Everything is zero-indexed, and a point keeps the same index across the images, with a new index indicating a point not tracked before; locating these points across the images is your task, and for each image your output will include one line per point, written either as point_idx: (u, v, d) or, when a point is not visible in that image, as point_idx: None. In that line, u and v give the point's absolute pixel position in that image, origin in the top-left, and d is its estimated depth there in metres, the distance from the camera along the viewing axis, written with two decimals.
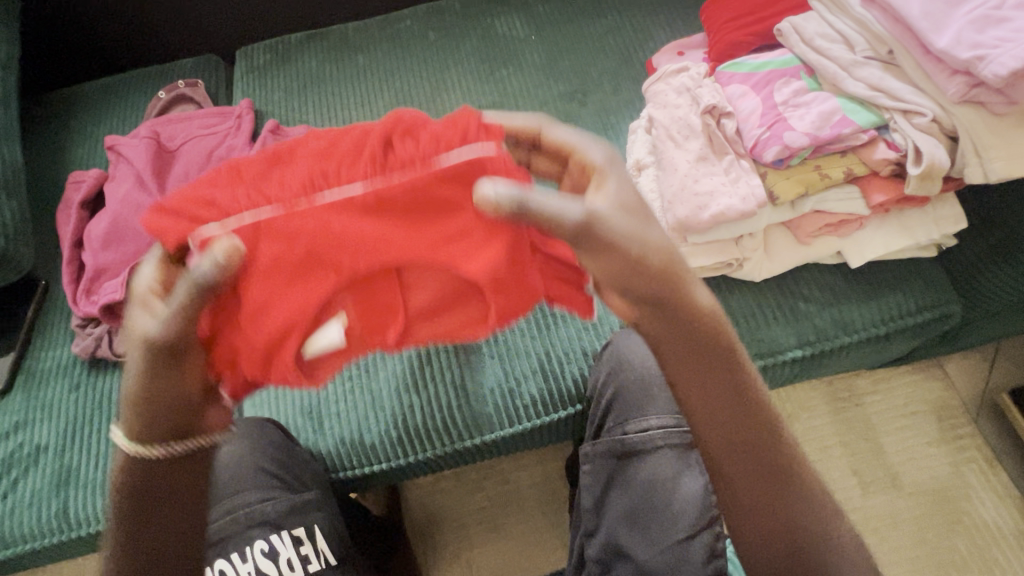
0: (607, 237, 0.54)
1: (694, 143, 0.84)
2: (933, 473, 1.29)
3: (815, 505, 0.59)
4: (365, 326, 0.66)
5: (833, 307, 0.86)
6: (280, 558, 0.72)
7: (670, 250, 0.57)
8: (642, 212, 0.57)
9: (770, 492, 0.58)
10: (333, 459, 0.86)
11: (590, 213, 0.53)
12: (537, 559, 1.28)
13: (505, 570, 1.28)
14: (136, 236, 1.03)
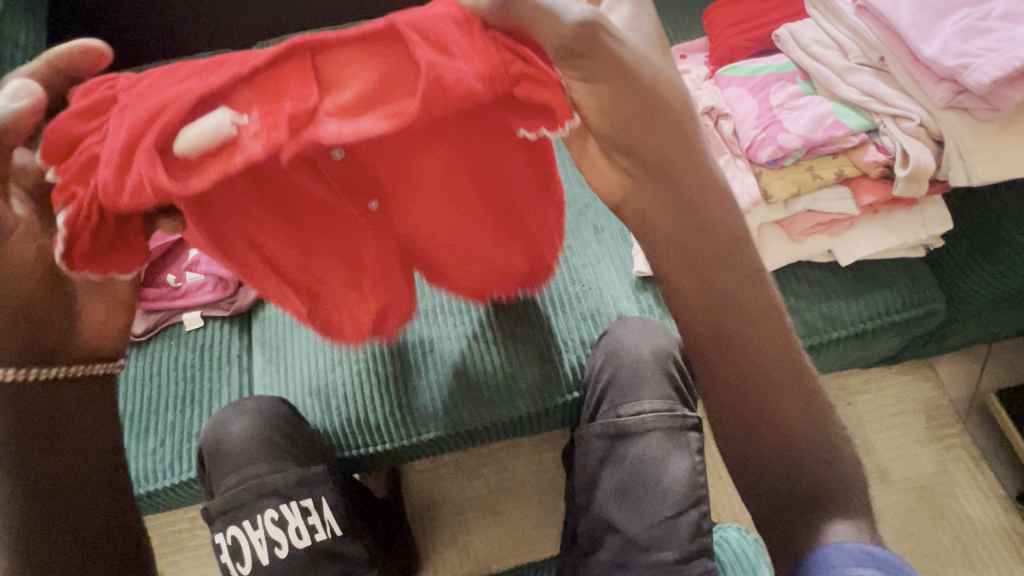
0: (621, 65, 0.50)
1: None
2: (920, 470, 1.33)
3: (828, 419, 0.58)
4: (262, 114, 0.48)
5: (822, 302, 0.89)
6: (290, 525, 0.77)
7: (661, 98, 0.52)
8: (660, 70, 0.53)
9: (787, 419, 0.57)
10: (337, 438, 0.90)
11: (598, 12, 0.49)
12: (531, 544, 1.32)
13: (501, 554, 1.32)
14: None
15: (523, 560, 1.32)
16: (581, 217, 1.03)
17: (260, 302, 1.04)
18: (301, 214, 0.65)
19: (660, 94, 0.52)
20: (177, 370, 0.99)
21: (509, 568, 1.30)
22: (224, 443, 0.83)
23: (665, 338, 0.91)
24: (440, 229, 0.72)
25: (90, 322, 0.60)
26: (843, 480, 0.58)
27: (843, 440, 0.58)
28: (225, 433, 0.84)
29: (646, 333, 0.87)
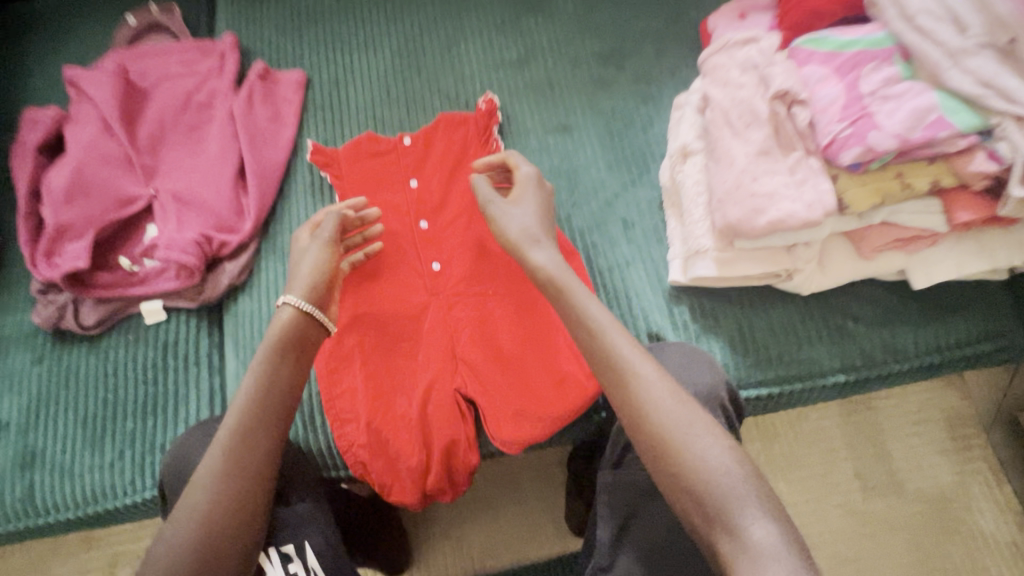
0: (523, 192, 0.76)
1: (756, 133, 0.72)
2: (936, 482, 1.27)
3: (715, 458, 0.56)
4: (406, 157, 0.89)
5: (885, 329, 0.77)
6: None
7: (533, 235, 0.72)
8: (533, 215, 0.74)
9: (675, 446, 0.58)
10: (322, 459, 0.80)
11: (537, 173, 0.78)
12: (527, 543, 1.26)
13: (494, 551, 1.25)
14: (103, 192, 0.91)
15: (518, 559, 1.25)
16: (608, 210, 0.89)
17: (232, 293, 0.90)
18: (399, 354, 0.80)
19: (529, 228, 0.72)
20: (137, 371, 0.86)
21: (503, 566, 1.24)
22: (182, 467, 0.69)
23: (710, 374, 0.66)
24: (505, 334, 0.78)
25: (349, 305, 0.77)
26: (739, 479, 0.55)
27: (708, 445, 0.57)
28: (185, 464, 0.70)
29: (693, 367, 0.67)
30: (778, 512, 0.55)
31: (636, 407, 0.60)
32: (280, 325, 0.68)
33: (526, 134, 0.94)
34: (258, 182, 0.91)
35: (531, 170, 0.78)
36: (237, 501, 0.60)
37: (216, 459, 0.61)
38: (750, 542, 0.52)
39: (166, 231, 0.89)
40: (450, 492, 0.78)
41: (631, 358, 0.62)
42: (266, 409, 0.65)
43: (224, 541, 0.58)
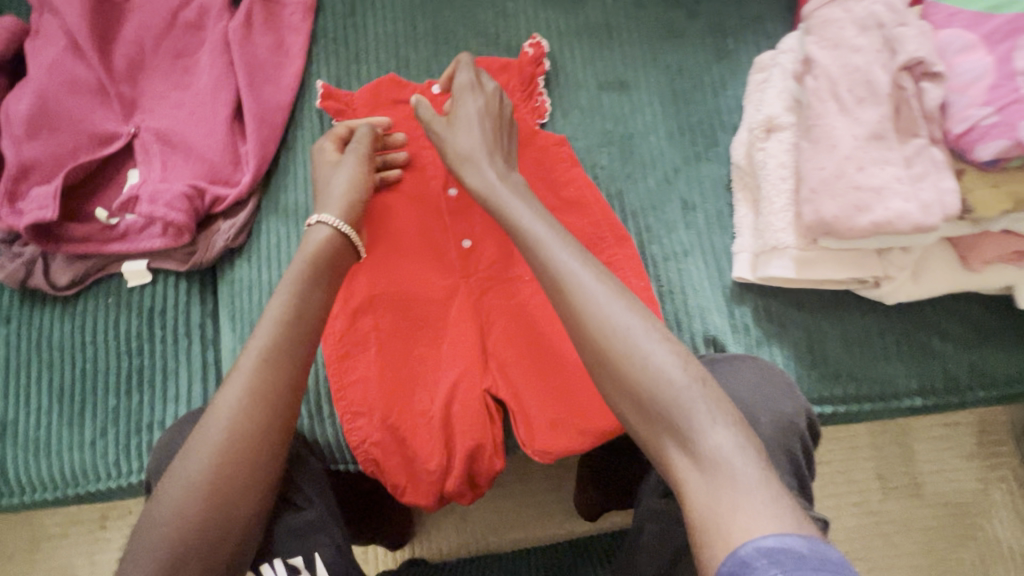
0: (461, 101, 0.69)
1: (869, 111, 0.60)
2: (957, 486, 1.21)
3: (662, 362, 0.50)
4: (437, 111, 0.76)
5: (972, 351, 0.69)
6: None
7: (465, 153, 0.66)
8: (468, 127, 0.67)
9: (616, 353, 0.51)
10: (330, 451, 0.72)
11: (473, 77, 0.71)
12: (535, 522, 1.17)
13: (499, 528, 1.16)
14: (73, 127, 0.77)
15: (525, 538, 1.16)
16: (666, 187, 0.77)
17: (227, 257, 0.79)
18: (419, 340, 0.70)
19: (466, 144, 0.67)
20: (119, 340, 0.76)
21: (509, 545, 1.15)
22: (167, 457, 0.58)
23: (791, 403, 0.58)
24: (545, 329, 0.68)
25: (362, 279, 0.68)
26: (687, 384, 0.49)
27: (645, 348, 0.51)
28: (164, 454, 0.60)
29: (770, 394, 0.57)
30: (736, 418, 0.48)
31: (572, 315, 0.54)
32: (318, 245, 0.61)
33: (575, 89, 0.80)
34: (258, 126, 0.77)
35: (468, 75, 0.71)
36: (245, 471, 0.52)
37: (210, 438, 0.52)
38: (702, 453, 0.46)
39: (150, 179, 0.76)
40: (470, 495, 0.71)
41: (570, 265, 0.55)
42: (271, 386, 0.54)
43: (236, 507, 0.51)
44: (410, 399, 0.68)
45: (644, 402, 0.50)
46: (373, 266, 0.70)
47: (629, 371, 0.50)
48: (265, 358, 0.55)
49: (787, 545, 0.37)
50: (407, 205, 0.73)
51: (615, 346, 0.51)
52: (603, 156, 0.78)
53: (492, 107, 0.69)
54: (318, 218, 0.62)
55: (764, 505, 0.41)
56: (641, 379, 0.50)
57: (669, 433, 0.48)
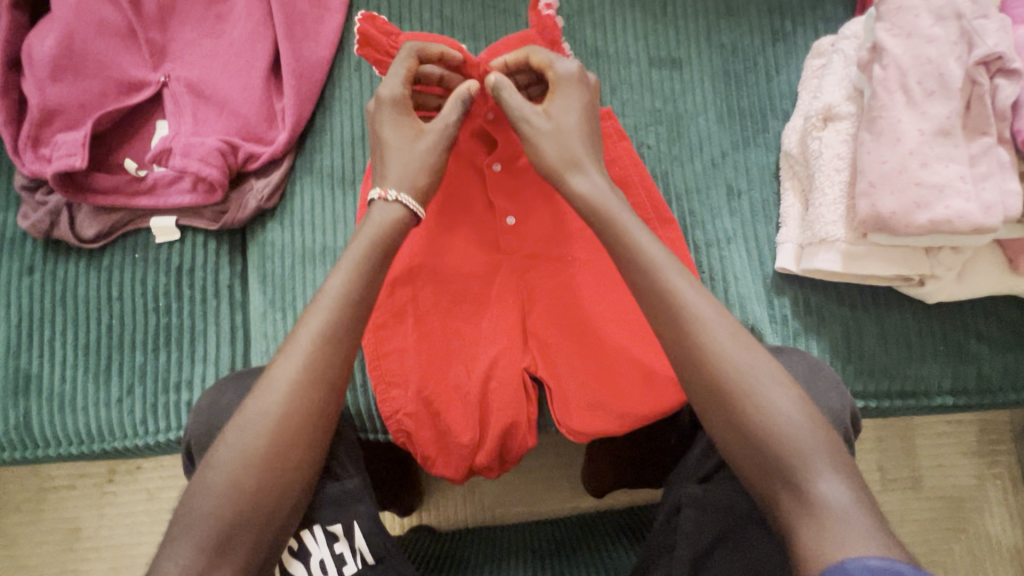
0: (562, 99, 0.59)
1: (937, 106, 0.59)
2: (955, 482, 1.21)
3: (779, 405, 0.48)
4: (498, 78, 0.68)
5: (1007, 354, 0.69)
6: (312, 560, 0.56)
7: (572, 158, 0.58)
8: (574, 131, 0.59)
9: (732, 386, 0.49)
10: (361, 420, 0.72)
11: (581, 70, 0.60)
12: (544, 494, 1.11)
13: (507, 499, 1.11)
14: (100, 72, 0.73)
15: (533, 510, 1.11)
16: (713, 171, 0.75)
17: (258, 217, 0.76)
18: (458, 315, 0.69)
19: (571, 149, 0.58)
20: (146, 297, 0.74)
21: (517, 516, 1.10)
22: (206, 419, 0.57)
23: (839, 401, 0.59)
24: (589, 311, 0.67)
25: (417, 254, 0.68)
26: (806, 430, 0.47)
27: (761, 389, 0.49)
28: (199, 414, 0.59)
29: (818, 391, 0.59)
30: (850, 469, 0.46)
31: (685, 347, 0.51)
32: (386, 224, 0.58)
33: (625, 64, 0.77)
34: (295, 82, 0.74)
35: (572, 66, 0.60)
36: (297, 447, 0.51)
37: (265, 410, 0.51)
38: (814, 498, 0.44)
39: (181, 132, 0.73)
40: (498, 469, 0.71)
41: (685, 292, 0.52)
42: (327, 361, 0.53)
43: (283, 482, 0.50)
44: (449, 376, 0.68)
45: (757, 444, 0.48)
46: (416, 238, 0.69)
47: (744, 410, 0.48)
48: (323, 334, 0.53)
49: (886, 564, 0.37)
50: (450, 175, 0.71)
51: (731, 386, 0.49)
52: (650, 135, 0.76)
53: (594, 113, 0.61)
54: (395, 197, 0.58)
55: (875, 542, 0.41)
56: (756, 420, 0.48)
57: (782, 477, 0.46)
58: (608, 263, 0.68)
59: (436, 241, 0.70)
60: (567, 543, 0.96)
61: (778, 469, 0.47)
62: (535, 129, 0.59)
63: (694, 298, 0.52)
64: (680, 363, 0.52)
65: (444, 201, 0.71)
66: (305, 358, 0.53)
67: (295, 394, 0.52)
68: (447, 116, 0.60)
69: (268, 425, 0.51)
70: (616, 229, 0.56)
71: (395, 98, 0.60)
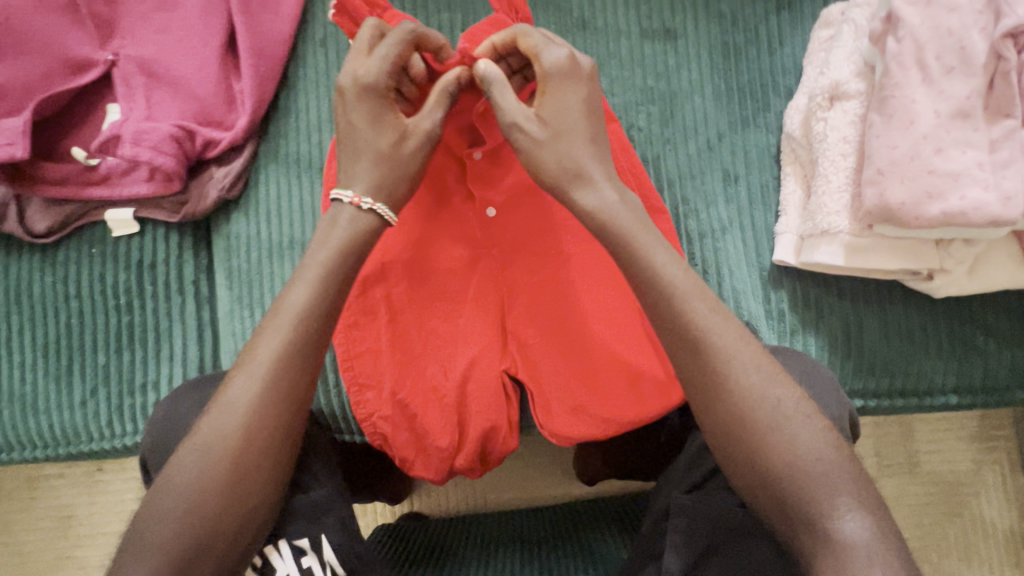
0: (557, 97, 0.52)
1: (957, 84, 0.54)
2: (952, 467, 1.12)
3: (802, 441, 0.47)
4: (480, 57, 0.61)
5: (1017, 350, 0.65)
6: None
7: (576, 168, 0.51)
8: (576, 136, 0.52)
9: (760, 425, 0.47)
10: (335, 422, 0.69)
11: (572, 57, 0.52)
12: (538, 479, 1.05)
13: (499, 485, 1.05)
14: (42, 50, 0.67)
15: (527, 494, 1.06)
16: (708, 155, 0.70)
17: (222, 208, 0.72)
18: (435, 314, 0.65)
19: (574, 158, 0.51)
20: (106, 295, 0.70)
21: (510, 502, 1.05)
22: (164, 429, 0.54)
23: (838, 406, 0.55)
24: (572, 309, 0.63)
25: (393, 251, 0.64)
26: (831, 466, 0.47)
27: (789, 426, 0.47)
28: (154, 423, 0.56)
29: (817, 394, 0.55)
30: (871, 503, 0.47)
31: (712, 383, 0.48)
32: (351, 231, 0.51)
33: (613, 36, 0.71)
34: (254, 60, 0.68)
35: (561, 54, 0.52)
36: (256, 469, 0.47)
37: (221, 433, 0.47)
38: (837, 535, 0.45)
39: (133, 117, 0.68)
40: (479, 470, 0.68)
41: (712, 323, 0.48)
42: (293, 381, 0.48)
43: (243, 510, 0.46)
44: (426, 378, 0.64)
45: (781, 483, 0.47)
46: (390, 233, 0.64)
47: (771, 449, 0.47)
48: (287, 352, 0.48)
49: None
50: (429, 163, 0.66)
51: (758, 425, 0.47)
52: (642, 116, 0.70)
53: (596, 110, 0.53)
54: (369, 205, 0.52)
55: None
56: (781, 459, 0.47)
57: (803, 515, 0.46)
58: (593, 256, 0.64)
59: (410, 234, 0.65)
60: (559, 532, 0.89)
61: (800, 507, 0.46)
62: (533, 135, 0.51)
63: (723, 331, 0.48)
64: (704, 400, 0.49)
65: (421, 193, 0.66)
66: (267, 378, 0.47)
67: (254, 416, 0.47)
68: (433, 113, 0.53)
69: (224, 449, 0.46)
70: (635, 249, 0.50)
71: (376, 87, 0.52)
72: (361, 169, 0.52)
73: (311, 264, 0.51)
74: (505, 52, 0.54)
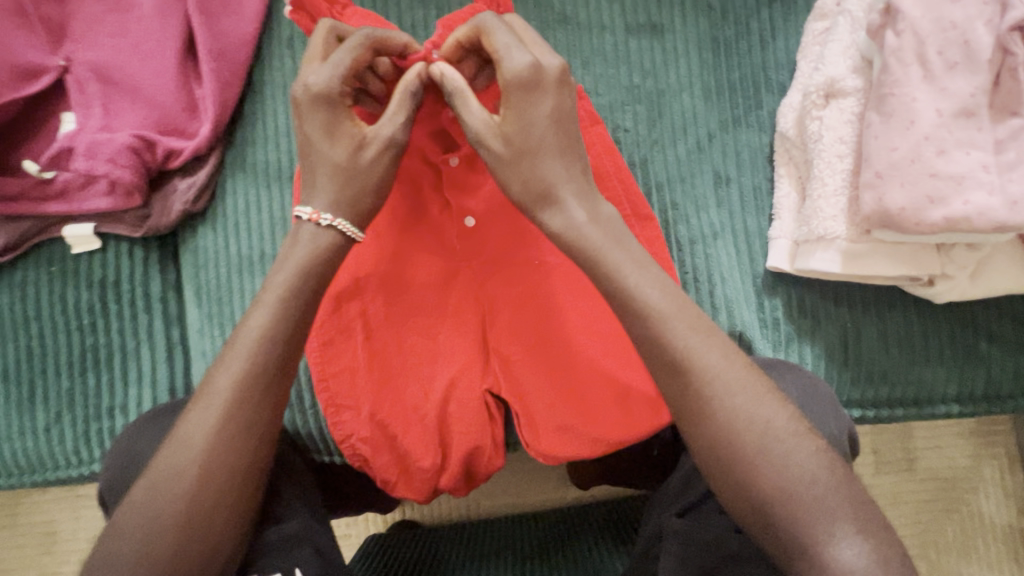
0: (519, 108, 0.48)
1: (959, 81, 0.50)
2: (949, 461, 0.97)
3: (795, 463, 0.43)
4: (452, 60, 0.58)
5: (1021, 356, 0.63)
6: None
7: (550, 178, 0.48)
8: (547, 145, 0.48)
9: (746, 447, 0.43)
10: (313, 443, 0.66)
11: (537, 65, 0.47)
12: (531, 483, 0.95)
13: (490, 489, 0.95)
14: None
15: (518, 501, 0.95)
16: (697, 157, 0.66)
17: (188, 221, 0.68)
18: (414, 329, 0.62)
19: (544, 173, 0.48)
20: (68, 315, 0.67)
21: (501, 508, 0.94)
22: (124, 462, 0.51)
23: (836, 424, 0.52)
24: (557, 323, 0.60)
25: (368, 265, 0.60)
26: (828, 489, 0.42)
27: (779, 447, 0.43)
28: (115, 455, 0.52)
29: (814, 413, 0.52)
30: (874, 527, 0.42)
31: (694, 403, 0.45)
32: (312, 249, 0.48)
33: (596, 31, 0.67)
34: (216, 65, 0.64)
35: (523, 60, 0.47)
36: (215, 504, 0.44)
37: (175, 470, 0.43)
38: (835, 563, 0.40)
39: (88, 127, 0.64)
40: (465, 491, 0.64)
41: (692, 339, 0.45)
42: (250, 413, 0.45)
43: (200, 549, 0.43)
44: (405, 397, 0.60)
45: (773, 508, 0.43)
46: (364, 245, 0.60)
47: (762, 473, 0.43)
48: (244, 381, 0.45)
49: None
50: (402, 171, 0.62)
51: (745, 447, 0.44)
52: (628, 116, 0.66)
53: (566, 120, 0.49)
54: (329, 221, 0.48)
55: None
56: (773, 482, 0.43)
57: (798, 544, 0.42)
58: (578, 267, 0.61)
59: (385, 247, 0.61)
60: (549, 545, 0.83)
61: (794, 535, 0.42)
62: (495, 155, 0.48)
63: (703, 350, 0.45)
64: (687, 422, 0.45)
65: (397, 203, 0.62)
66: (223, 409, 0.44)
67: (211, 448, 0.44)
68: (394, 119, 0.49)
69: (178, 485, 0.43)
70: (607, 266, 0.47)
71: (329, 93, 0.48)
72: (326, 183, 0.49)
73: (270, 285, 0.47)
74: (468, 48, 0.51)
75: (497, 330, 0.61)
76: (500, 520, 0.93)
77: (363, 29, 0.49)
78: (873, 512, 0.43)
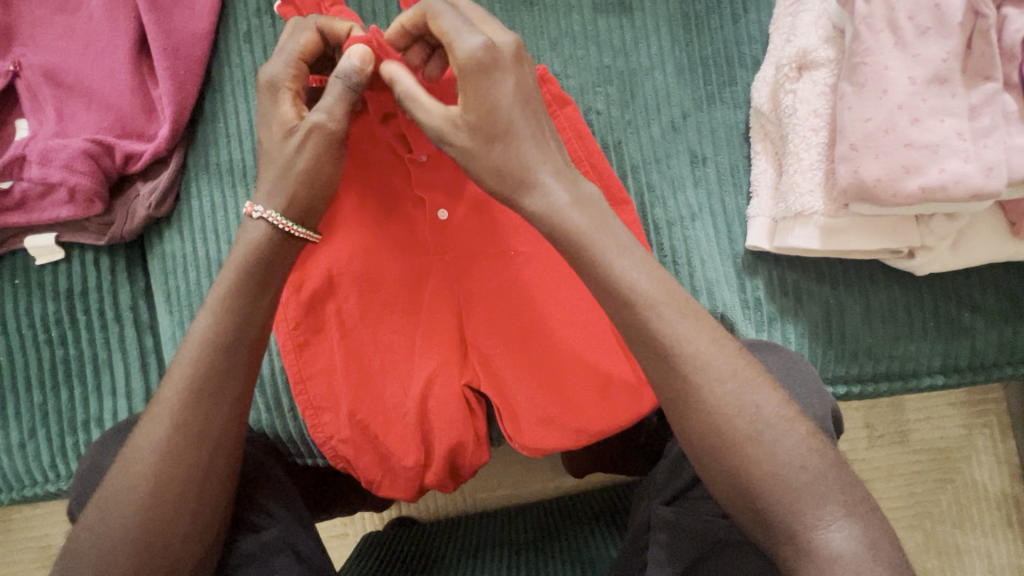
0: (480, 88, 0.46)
1: (931, 47, 0.49)
2: (942, 433, 0.97)
3: (784, 442, 0.42)
4: None
5: (1004, 327, 0.62)
6: None
7: (516, 168, 0.47)
8: (512, 132, 0.47)
9: (731, 433, 0.42)
10: (294, 445, 0.65)
11: (492, 44, 0.46)
12: (525, 475, 0.94)
13: (484, 483, 0.94)
14: None
15: (514, 493, 0.94)
16: (672, 137, 0.65)
17: (153, 226, 0.66)
18: (390, 326, 0.60)
19: (512, 159, 0.47)
20: (35, 329, 0.65)
21: (496, 501, 0.94)
22: (96, 477, 0.50)
23: (820, 402, 0.51)
24: (537, 312, 0.59)
25: (339, 260, 0.58)
26: (813, 472, 0.42)
27: (769, 423, 0.43)
28: (82, 469, 0.51)
29: (798, 393, 0.52)
30: (855, 503, 0.42)
31: (690, 382, 0.44)
32: (271, 251, 0.47)
33: (564, 11, 0.65)
34: (170, 63, 0.62)
35: (478, 39, 0.45)
36: (183, 510, 0.43)
37: (149, 481, 0.43)
38: (814, 539, 0.40)
39: (42, 134, 0.62)
40: (452, 486, 0.63)
41: (684, 320, 0.44)
42: (215, 419, 0.45)
43: (167, 555, 0.42)
44: (384, 395, 0.59)
45: (766, 487, 0.42)
46: (334, 242, 0.58)
47: (753, 456, 0.42)
48: (209, 386, 0.45)
49: None
50: (369, 163, 0.60)
51: (737, 429, 0.43)
52: (600, 98, 0.65)
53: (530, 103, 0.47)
54: (260, 213, 0.47)
55: None
56: (766, 462, 0.42)
57: (784, 522, 0.41)
58: (552, 256, 0.59)
59: (355, 243, 0.59)
60: (544, 534, 0.82)
61: (779, 513, 0.41)
62: (461, 141, 0.47)
63: (696, 334, 0.44)
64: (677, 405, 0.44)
65: (367, 195, 0.60)
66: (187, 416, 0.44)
67: (177, 454, 0.43)
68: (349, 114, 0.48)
69: (145, 494, 0.43)
70: (597, 240, 0.45)
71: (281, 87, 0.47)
72: (291, 181, 0.48)
73: (235, 291, 0.46)
74: (416, 32, 0.49)
75: (476, 322, 0.60)
76: (495, 513, 0.92)
77: (311, 17, 0.50)
78: (854, 486, 0.42)
